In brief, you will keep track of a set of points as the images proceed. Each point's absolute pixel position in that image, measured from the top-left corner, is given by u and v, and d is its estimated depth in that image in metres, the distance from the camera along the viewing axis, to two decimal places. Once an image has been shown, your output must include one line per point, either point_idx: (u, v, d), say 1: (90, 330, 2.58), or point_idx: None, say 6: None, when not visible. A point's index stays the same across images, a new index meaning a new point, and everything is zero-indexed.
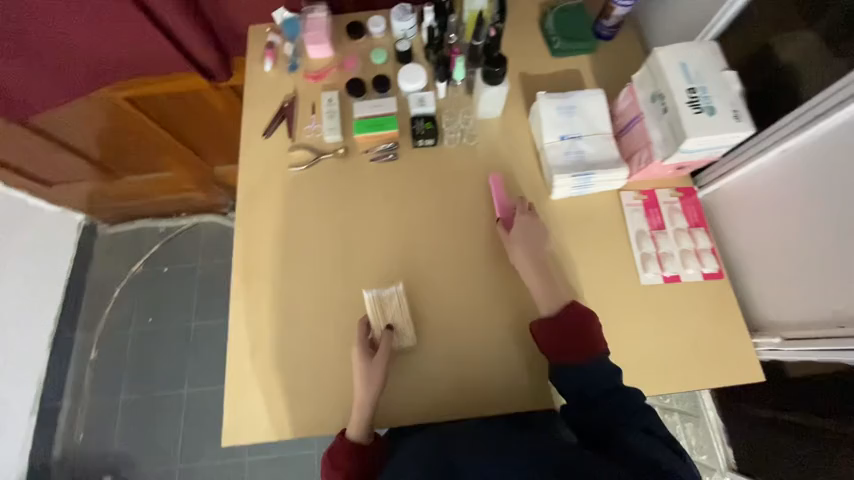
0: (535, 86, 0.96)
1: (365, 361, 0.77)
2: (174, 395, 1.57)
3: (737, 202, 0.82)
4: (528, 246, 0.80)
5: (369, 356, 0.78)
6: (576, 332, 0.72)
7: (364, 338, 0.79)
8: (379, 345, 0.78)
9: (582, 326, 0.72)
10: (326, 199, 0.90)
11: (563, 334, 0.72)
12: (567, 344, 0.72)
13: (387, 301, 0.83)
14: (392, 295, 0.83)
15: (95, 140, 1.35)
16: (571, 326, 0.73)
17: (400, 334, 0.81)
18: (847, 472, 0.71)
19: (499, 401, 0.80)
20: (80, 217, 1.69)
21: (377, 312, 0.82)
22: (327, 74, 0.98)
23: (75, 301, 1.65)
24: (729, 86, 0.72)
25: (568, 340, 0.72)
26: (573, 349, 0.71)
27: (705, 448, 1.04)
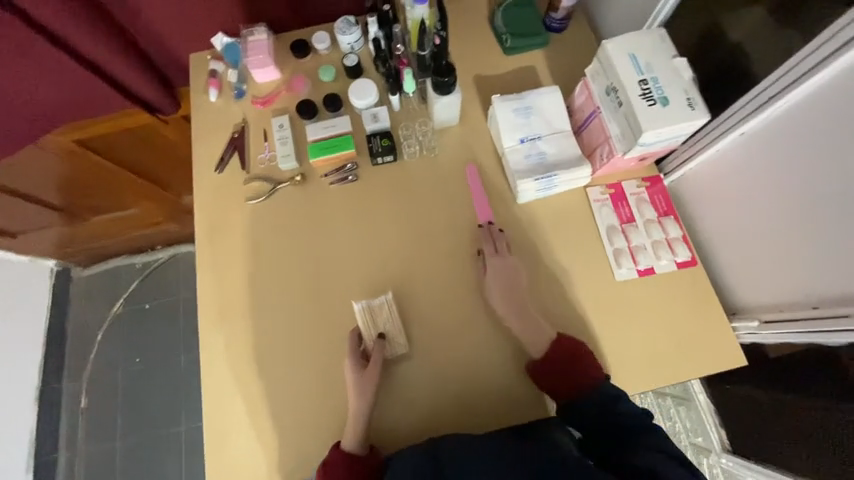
0: (491, 88, 0.93)
1: (357, 373, 0.75)
2: (171, 434, 1.53)
3: (702, 187, 0.81)
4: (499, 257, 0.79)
5: (361, 366, 0.76)
6: (569, 365, 0.73)
7: (356, 347, 0.78)
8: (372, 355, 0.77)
9: (574, 356, 0.73)
10: (290, 226, 0.86)
11: (559, 371, 0.73)
12: (561, 377, 0.72)
13: (378, 309, 0.80)
14: (382, 303, 0.81)
15: (51, 186, 1.29)
16: (564, 362, 0.73)
17: (393, 343, 0.79)
18: (832, 448, 0.71)
19: (498, 400, 0.78)
20: (52, 262, 1.62)
21: (368, 322, 0.80)
22: (276, 98, 0.95)
23: (57, 350, 1.58)
24: (680, 74, 0.71)
25: (565, 376, 0.72)
26: (570, 381, 0.72)
27: (700, 431, 1.07)
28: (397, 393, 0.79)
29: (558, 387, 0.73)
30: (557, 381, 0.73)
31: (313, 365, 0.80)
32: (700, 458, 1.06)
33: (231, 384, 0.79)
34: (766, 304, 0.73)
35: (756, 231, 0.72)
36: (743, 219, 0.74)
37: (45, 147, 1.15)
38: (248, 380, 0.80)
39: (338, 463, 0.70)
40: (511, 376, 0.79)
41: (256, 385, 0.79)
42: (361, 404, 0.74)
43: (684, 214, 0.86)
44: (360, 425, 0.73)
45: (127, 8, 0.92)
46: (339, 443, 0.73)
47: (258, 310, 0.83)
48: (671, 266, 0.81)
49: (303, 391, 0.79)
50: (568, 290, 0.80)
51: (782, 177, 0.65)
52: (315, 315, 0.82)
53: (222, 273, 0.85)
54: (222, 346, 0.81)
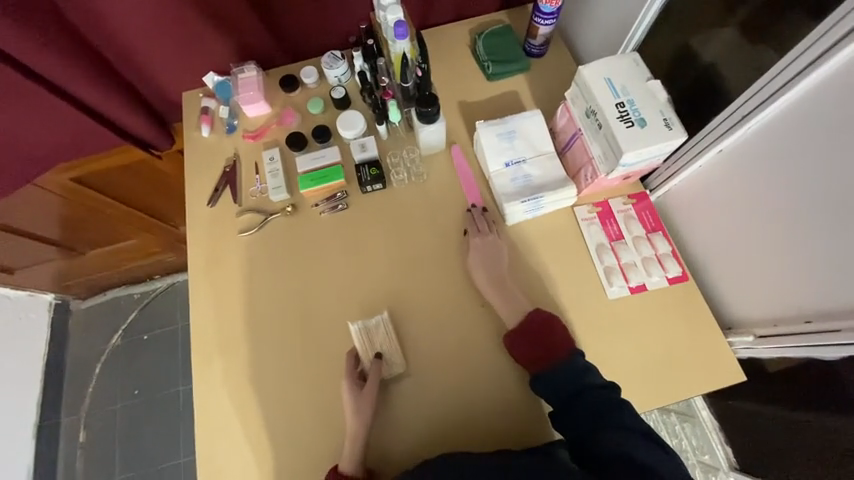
0: (476, 112, 0.95)
1: (354, 395, 0.75)
2: (169, 468, 1.49)
3: (688, 203, 0.82)
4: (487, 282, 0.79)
5: (359, 387, 0.76)
6: (544, 336, 0.73)
7: (353, 369, 0.78)
8: (369, 375, 0.77)
9: (549, 327, 0.73)
10: (282, 256, 0.87)
11: (534, 342, 0.73)
12: (537, 348, 0.73)
13: (375, 330, 0.80)
14: (379, 323, 0.81)
15: (50, 223, 1.31)
16: (540, 333, 0.73)
17: (390, 362, 0.79)
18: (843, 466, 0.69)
19: (503, 415, 0.77)
20: (50, 295, 1.62)
21: (366, 343, 0.80)
22: (266, 131, 0.97)
23: (55, 385, 1.57)
24: (655, 95, 0.73)
25: (542, 347, 0.72)
26: (545, 351, 0.72)
27: (706, 448, 1.04)
28: (393, 422, 0.77)
29: (536, 360, 0.72)
30: (534, 352, 0.73)
31: (306, 397, 0.79)
32: (707, 476, 1.03)
33: (224, 419, 0.78)
34: (760, 318, 0.73)
35: (745, 244, 0.72)
36: (731, 232, 0.74)
37: (43, 185, 1.17)
38: (242, 414, 0.78)
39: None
40: (509, 400, 0.78)
41: (250, 420, 0.78)
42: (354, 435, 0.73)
43: (674, 228, 0.87)
44: (355, 455, 0.72)
45: (122, 51, 0.96)
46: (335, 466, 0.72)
47: (251, 341, 0.82)
48: (663, 283, 0.81)
49: (297, 424, 0.77)
50: (561, 311, 0.80)
51: (765, 190, 0.66)
52: (307, 346, 0.81)
53: (215, 306, 0.85)
54: (216, 380, 0.80)
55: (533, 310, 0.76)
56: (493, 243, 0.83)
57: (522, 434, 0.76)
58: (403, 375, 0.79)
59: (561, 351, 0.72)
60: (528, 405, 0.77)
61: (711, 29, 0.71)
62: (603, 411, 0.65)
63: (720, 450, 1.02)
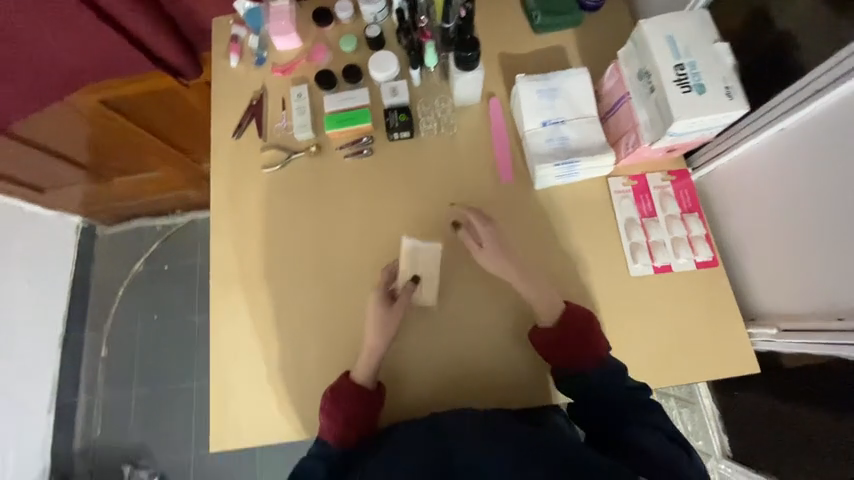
0: (516, 67, 0.89)
1: (380, 309, 0.75)
2: (183, 389, 1.60)
3: (732, 185, 0.77)
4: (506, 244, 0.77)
5: (389, 302, 0.76)
6: (579, 333, 0.71)
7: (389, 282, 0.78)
8: (401, 293, 0.76)
9: (585, 324, 0.71)
10: (304, 196, 0.86)
11: (565, 338, 0.71)
12: (565, 341, 0.71)
13: (422, 253, 0.79)
14: (428, 249, 0.79)
15: (77, 144, 1.32)
16: (575, 328, 0.71)
17: (422, 291, 0.79)
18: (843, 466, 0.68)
19: (517, 368, 0.78)
20: (77, 219, 1.68)
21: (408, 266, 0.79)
22: (296, 66, 0.93)
23: (81, 303, 1.66)
24: (720, 60, 0.67)
25: (574, 343, 0.70)
26: (569, 347, 0.70)
27: (701, 434, 1.06)
28: (400, 368, 0.79)
29: (566, 355, 0.71)
30: (563, 347, 0.71)
31: (315, 336, 0.81)
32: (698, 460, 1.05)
33: (236, 347, 0.81)
34: (786, 313, 0.70)
35: (786, 235, 0.68)
36: (773, 222, 0.70)
37: (71, 104, 1.17)
38: (253, 344, 0.81)
39: (347, 390, 0.72)
40: (513, 363, 0.78)
41: (261, 351, 0.81)
42: (363, 375, 0.74)
43: (711, 213, 0.82)
44: (368, 368, 0.74)
45: None
46: (348, 374, 0.75)
47: (266, 277, 0.84)
48: (690, 265, 0.78)
49: (305, 360, 0.80)
50: (578, 283, 0.78)
51: (820, 179, 0.61)
52: (320, 287, 0.82)
53: (234, 239, 0.86)
54: (231, 310, 0.83)
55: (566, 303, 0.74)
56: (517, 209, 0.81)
57: (522, 397, 0.77)
58: (413, 324, 0.80)
59: (592, 347, 0.70)
60: (532, 369, 0.78)
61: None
62: (628, 409, 0.67)
63: (715, 440, 1.03)
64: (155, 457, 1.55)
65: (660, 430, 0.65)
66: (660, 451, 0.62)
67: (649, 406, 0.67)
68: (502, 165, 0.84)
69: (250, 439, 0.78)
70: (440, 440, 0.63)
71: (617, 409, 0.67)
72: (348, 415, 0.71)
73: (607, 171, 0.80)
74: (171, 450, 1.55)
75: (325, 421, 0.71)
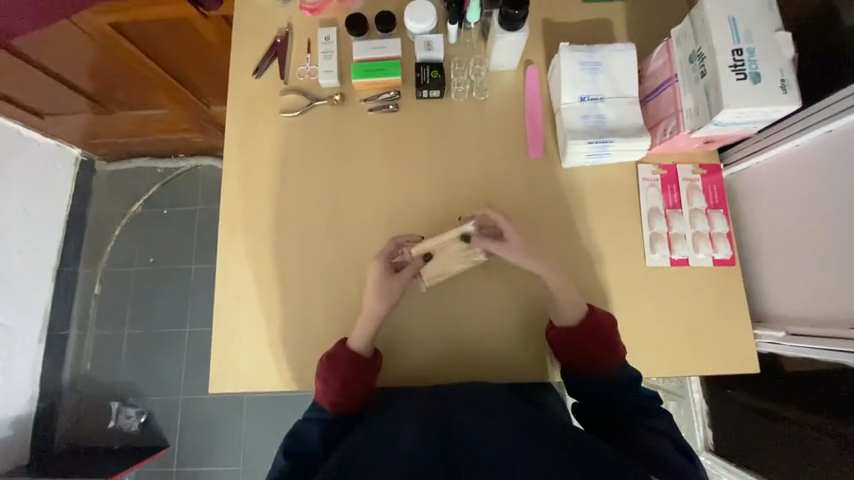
0: (558, 36, 0.84)
1: (383, 277, 0.73)
2: (176, 332, 1.60)
3: (764, 185, 0.75)
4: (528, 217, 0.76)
5: (391, 272, 0.74)
6: (596, 338, 0.71)
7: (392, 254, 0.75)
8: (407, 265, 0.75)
9: (605, 331, 0.71)
10: (322, 146, 0.83)
11: (582, 340, 0.71)
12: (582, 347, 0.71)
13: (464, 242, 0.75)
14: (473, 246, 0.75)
15: (81, 69, 1.25)
16: (595, 333, 0.71)
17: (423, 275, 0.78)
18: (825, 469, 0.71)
19: (518, 347, 0.78)
20: (77, 151, 1.62)
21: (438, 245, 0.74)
22: (325, 7, 0.87)
23: (76, 237, 1.63)
24: (780, 50, 0.63)
25: (591, 347, 0.71)
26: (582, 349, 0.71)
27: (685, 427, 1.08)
28: (403, 333, 0.79)
29: (580, 356, 0.71)
30: (578, 349, 0.71)
31: (322, 290, 0.80)
32: None
33: (240, 294, 0.80)
34: (797, 317, 0.70)
35: (806, 244, 0.68)
36: (795, 230, 0.70)
37: (78, 24, 1.09)
38: (259, 293, 0.80)
39: (344, 356, 0.72)
40: (517, 339, 0.78)
41: (266, 300, 0.80)
42: (361, 342, 0.73)
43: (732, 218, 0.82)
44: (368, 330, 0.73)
45: None
46: (346, 341, 0.74)
47: (276, 226, 0.81)
48: (707, 261, 0.77)
49: (310, 314, 0.79)
50: (593, 266, 0.78)
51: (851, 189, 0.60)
52: (331, 242, 0.81)
53: (246, 184, 0.83)
54: (237, 256, 0.81)
55: (590, 308, 0.73)
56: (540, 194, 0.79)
57: (521, 374, 0.78)
58: (422, 289, 0.79)
59: (608, 353, 0.70)
60: (535, 346, 0.78)
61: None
62: (632, 411, 0.68)
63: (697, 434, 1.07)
64: (144, 395, 1.57)
65: (665, 436, 0.63)
66: (664, 451, 0.60)
67: (658, 413, 0.68)
68: (533, 136, 0.81)
69: (248, 384, 0.78)
70: (436, 406, 0.65)
71: (619, 409, 0.69)
72: (342, 378, 0.71)
73: (639, 157, 0.78)
74: (161, 390, 1.57)
75: (320, 382, 0.71)
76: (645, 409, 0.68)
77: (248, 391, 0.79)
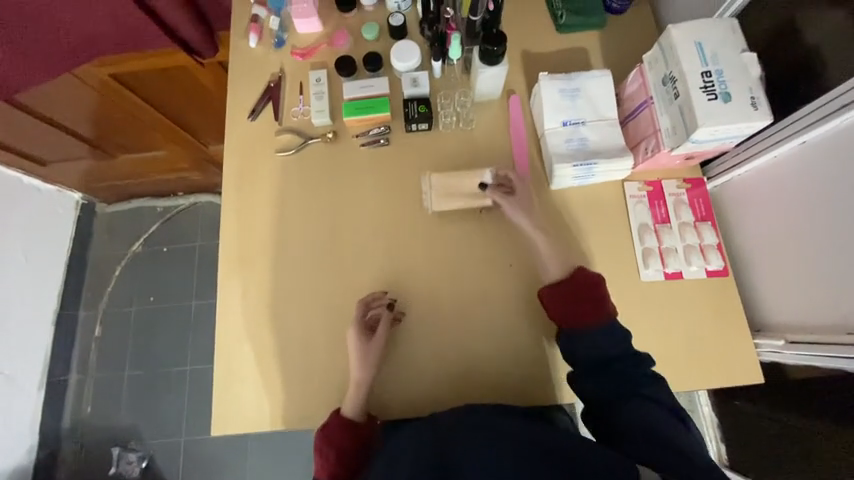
0: (538, 65, 0.89)
1: (363, 343, 0.75)
2: (177, 371, 1.58)
3: (747, 196, 0.77)
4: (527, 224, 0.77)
5: (367, 337, 0.76)
6: (586, 295, 0.71)
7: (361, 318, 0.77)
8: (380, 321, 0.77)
9: (593, 289, 0.71)
10: (317, 182, 0.86)
11: (573, 298, 0.71)
12: (573, 305, 0.71)
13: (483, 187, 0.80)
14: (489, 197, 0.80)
15: (83, 117, 1.29)
16: (584, 291, 0.71)
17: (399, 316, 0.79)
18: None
19: (521, 371, 0.78)
20: (78, 195, 1.66)
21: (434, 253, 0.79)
22: (316, 51, 0.92)
23: (77, 280, 1.64)
24: (747, 70, 0.67)
25: (582, 303, 0.71)
26: (574, 307, 0.71)
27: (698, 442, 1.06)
28: (405, 363, 0.78)
29: (571, 314, 0.71)
30: (568, 306, 0.71)
31: (322, 323, 0.80)
32: None
33: (240, 330, 0.80)
34: (797, 323, 0.70)
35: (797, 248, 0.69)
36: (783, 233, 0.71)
37: (79, 76, 1.14)
38: (260, 329, 0.80)
39: (338, 427, 0.72)
40: (520, 362, 0.78)
41: (267, 336, 0.80)
42: (353, 409, 0.73)
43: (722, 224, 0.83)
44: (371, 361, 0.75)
45: None
46: (339, 410, 0.74)
47: (275, 262, 0.83)
48: (700, 272, 0.78)
49: (311, 347, 0.79)
50: None
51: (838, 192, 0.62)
52: (330, 275, 0.82)
53: (245, 222, 0.85)
54: (237, 293, 0.82)
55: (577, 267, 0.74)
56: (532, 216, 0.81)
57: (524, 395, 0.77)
58: (421, 317, 0.80)
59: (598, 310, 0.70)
60: (537, 367, 0.78)
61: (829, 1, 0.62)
62: (627, 387, 0.67)
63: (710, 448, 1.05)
64: (144, 438, 1.53)
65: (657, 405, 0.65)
66: (660, 424, 0.62)
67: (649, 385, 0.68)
68: (520, 161, 0.83)
69: (249, 423, 0.77)
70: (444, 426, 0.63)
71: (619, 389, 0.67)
72: (338, 447, 0.72)
73: (624, 175, 0.80)
74: (162, 432, 1.54)
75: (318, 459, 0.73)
76: (641, 383, 0.67)
77: (250, 431, 0.77)
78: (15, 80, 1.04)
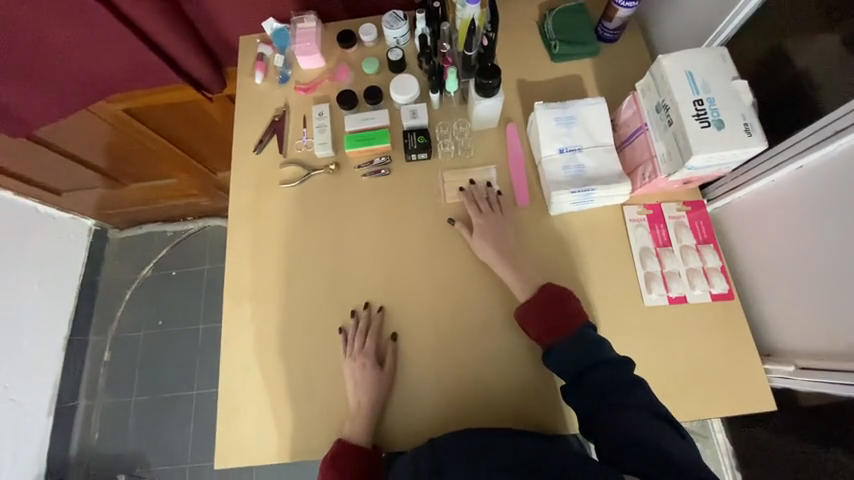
0: (534, 94, 0.91)
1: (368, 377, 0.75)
2: (184, 396, 1.58)
3: (749, 218, 0.77)
4: (492, 250, 0.79)
5: (373, 372, 0.76)
6: (556, 309, 0.71)
7: (361, 350, 0.78)
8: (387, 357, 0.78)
9: (560, 302, 0.72)
10: (320, 212, 0.87)
11: (546, 312, 0.71)
12: (547, 320, 0.71)
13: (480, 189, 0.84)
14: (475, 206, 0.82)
15: (97, 149, 1.35)
16: (551, 307, 0.71)
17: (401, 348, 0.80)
18: None
19: (527, 402, 0.77)
20: (91, 222, 1.70)
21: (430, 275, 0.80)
22: (318, 85, 0.96)
23: (88, 305, 1.66)
24: (739, 96, 0.68)
25: (550, 320, 0.71)
26: (548, 322, 0.71)
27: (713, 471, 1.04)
28: (408, 393, 0.78)
29: (543, 331, 0.71)
30: (540, 325, 0.71)
31: (325, 352, 0.80)
32: None
33: (245, 359, 0.81)
34: (802, 348, 0.69)
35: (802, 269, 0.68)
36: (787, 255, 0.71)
37: (94, 111, 1.19)
38: (264, 359, 0.81)
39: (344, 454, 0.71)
40: (526, 391, 0.77)
41: (270, 365, 0.80)
42: (361, 439, 0.73)
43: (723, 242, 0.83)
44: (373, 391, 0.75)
45: None
46: (342, 438, 0.74)
47: (279, 291, 0.84)
48: (705, 295, 0.77)
49: (315, 378, 0.79)
50: (592, 310, 0.78)
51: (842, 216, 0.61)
52: (332, 304, 0.83)
53: (251, 251, 0.86)
54: (241, 322, 0.83)
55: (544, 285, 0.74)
56: (531, 242, 0.82)
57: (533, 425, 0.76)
58: (423, 347, 0.80)
59: (570, 324, 0.70)
60: (542, 397, 0.77)
61: (815, 30, 0.64)
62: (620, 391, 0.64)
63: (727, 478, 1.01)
64: (150, 465, 1.53)
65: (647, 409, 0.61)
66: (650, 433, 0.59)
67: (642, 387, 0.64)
68: (519, 189, 0.85)
69: (252, 454, 0.77)
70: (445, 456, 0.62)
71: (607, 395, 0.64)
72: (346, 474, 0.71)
73: (622, 201, 0.81)
74: (167, 459, 1.53)
75: None
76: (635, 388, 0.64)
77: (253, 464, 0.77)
78: (35, 118, 1.10)
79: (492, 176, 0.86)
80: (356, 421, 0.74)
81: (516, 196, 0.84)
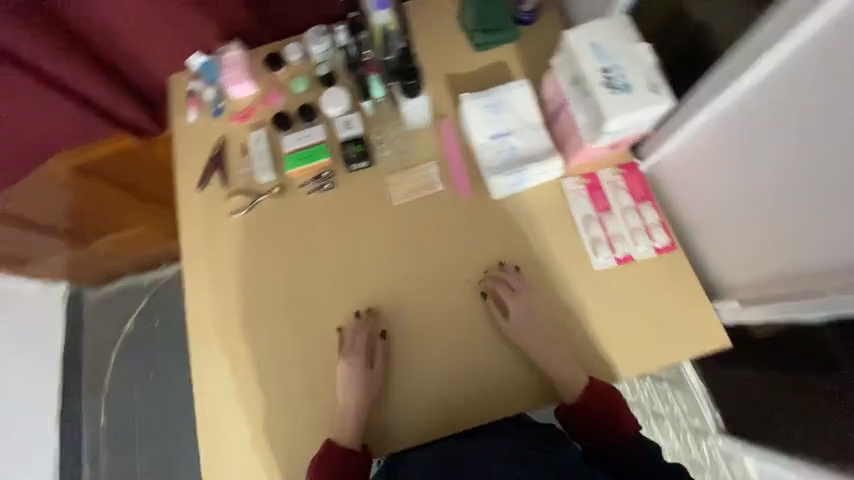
0: (463, 86, 0.94)
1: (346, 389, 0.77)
2: (186, 447, 1.55)
3: (680, 170, 0.80)
4: None
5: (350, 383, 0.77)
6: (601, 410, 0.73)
7: (352, 349, 0.79)
8: (377, 352, 0.79)
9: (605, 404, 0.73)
10: (272, 236, 0.88)
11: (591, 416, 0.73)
12: (596, 425, 0.73)
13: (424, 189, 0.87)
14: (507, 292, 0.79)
15: (49, 213, 1.31)
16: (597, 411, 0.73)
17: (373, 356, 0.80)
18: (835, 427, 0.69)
19: (510, 391, 0.78)
20: (62, 287, 1.64)
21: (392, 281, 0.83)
22: (252, 112, 0.97)
23: (74, 373, 1.59)
24: (641, 58, 0.71)
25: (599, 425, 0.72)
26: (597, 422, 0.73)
27: (695, 412, 1.05)
28: (390, 398, 0.79)
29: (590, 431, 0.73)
30: (587, 426, 0.73)
31: (300, 372, 0.81)
32: (698, 439, 1.05)
33: (221, 395, 0.81)
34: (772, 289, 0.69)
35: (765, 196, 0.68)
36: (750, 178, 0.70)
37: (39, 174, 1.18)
38: (240, 391, 0.81)
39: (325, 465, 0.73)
40: (506, 379, 0.79)
41: (247, 395, 0.81)
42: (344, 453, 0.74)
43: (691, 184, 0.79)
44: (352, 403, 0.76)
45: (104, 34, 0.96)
46: (328, 441, 0.75)
47: (245, 320, 0.85)
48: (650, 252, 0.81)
49: (293, 401, 0.80)
50: (548, 284, 0.81)
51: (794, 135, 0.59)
52: (299, 323, 0.84)
53: (210, 286, 0.87)
54: (211, 358, 0.83)
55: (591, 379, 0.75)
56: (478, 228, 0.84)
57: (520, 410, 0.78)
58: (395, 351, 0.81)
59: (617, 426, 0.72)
60: (521, 380, 0.78)
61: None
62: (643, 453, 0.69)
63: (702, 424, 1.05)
64: None
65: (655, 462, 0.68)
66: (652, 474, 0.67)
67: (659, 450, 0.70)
68: (460, 180, 0.87)
69: None
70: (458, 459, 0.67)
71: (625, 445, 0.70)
72: None
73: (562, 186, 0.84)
74: None
75: None
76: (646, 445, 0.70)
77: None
78: None
79: (433, 172, 0.88)
80: (339, 423, 0.76)
81: (459, 189, 0.87)
